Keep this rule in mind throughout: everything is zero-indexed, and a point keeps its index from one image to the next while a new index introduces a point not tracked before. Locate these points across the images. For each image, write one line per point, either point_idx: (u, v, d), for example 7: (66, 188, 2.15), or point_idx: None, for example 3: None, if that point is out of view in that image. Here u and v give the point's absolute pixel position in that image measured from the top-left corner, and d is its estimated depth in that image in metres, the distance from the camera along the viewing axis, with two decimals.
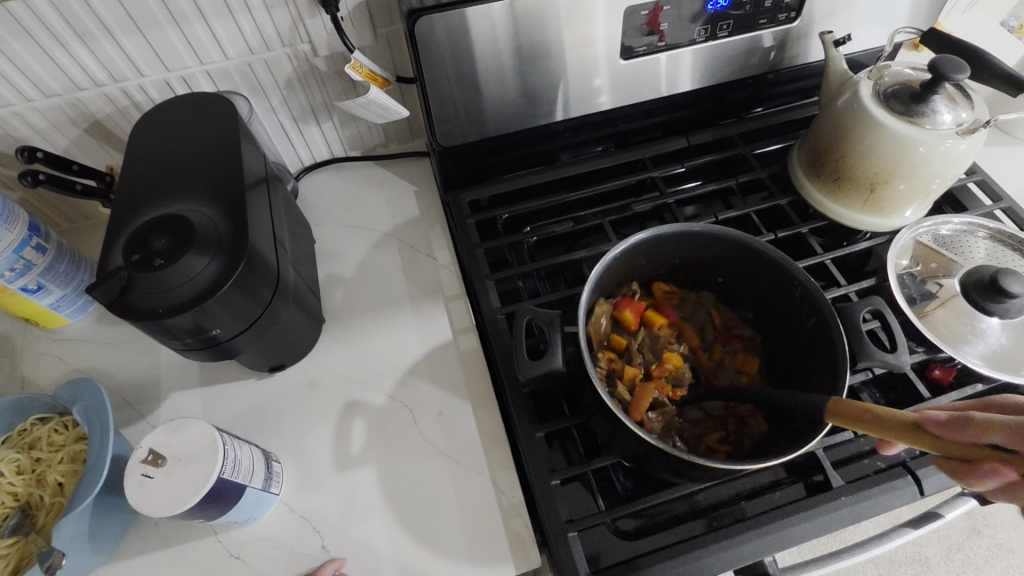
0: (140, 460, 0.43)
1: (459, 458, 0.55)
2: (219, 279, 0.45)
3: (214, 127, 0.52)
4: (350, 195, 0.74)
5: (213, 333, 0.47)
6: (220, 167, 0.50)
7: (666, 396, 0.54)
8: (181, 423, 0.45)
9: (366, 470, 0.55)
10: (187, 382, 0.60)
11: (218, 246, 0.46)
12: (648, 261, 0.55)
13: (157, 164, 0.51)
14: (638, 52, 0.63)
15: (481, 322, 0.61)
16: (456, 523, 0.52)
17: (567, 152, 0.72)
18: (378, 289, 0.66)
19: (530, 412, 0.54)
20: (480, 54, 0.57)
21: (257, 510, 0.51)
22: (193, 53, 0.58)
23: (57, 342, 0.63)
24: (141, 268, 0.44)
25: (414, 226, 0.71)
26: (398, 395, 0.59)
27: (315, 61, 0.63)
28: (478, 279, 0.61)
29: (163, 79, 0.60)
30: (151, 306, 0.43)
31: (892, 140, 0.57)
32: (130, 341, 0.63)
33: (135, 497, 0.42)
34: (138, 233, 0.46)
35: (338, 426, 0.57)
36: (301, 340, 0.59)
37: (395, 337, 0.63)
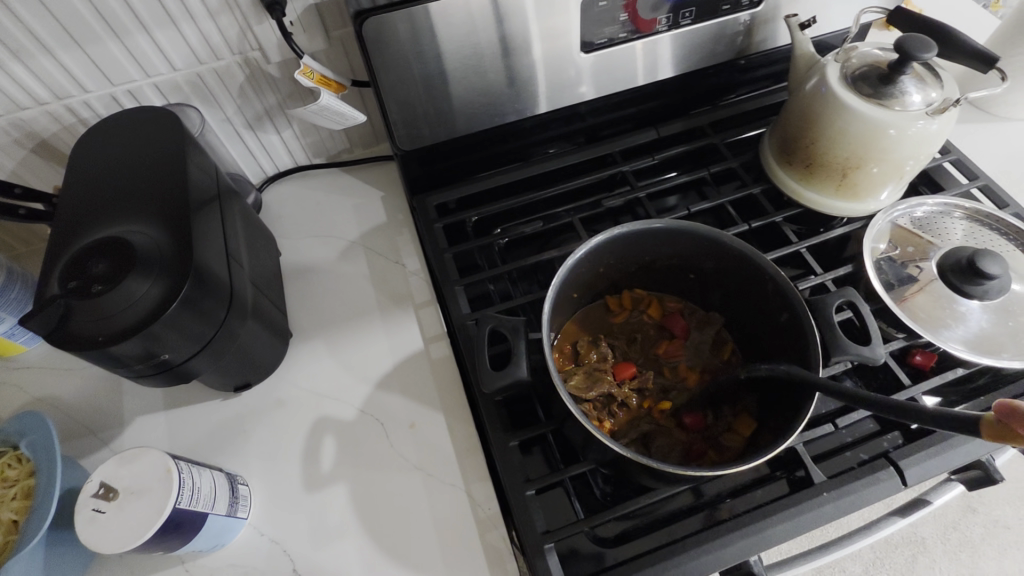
0: (91, 495, 0.42)
1: (434, 471, 0.53)
2: (164, 300, 0.43)
3: (157, 144, 0.50)
4: (315, 203, 0.72)
5: (164, 358, 0.45)
6: (164, 183, 0.48)
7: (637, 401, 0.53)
8: (134, 454, 0.44)
9: (336, 487, 0.53)
10: (151, 407, 0.58)
11: (162, 266, 0.44)
12: (617, 259, 0.53)
13: (97, 184, 0.49)
14: (599, 44, 0.61)
15: (451, 329, 0.59)
16: (431, 539, 0.50)
17: (536, 150, 0.71)
18: (346, 299, 0.65)
19: (504, 420, 0.52)
20: (437, 54, 0.55)
21: (224, 536, 0.49)
22: (137, 65, 0.56)
23: (14, 371, 0.61)
24: (79, 294, 0.42)
25: (382, 233, 0.69)
26: (368, 408, 0.57)
27: (267, 67, 0.61)
28: (446, 285, 0.59)
29: (109, 94, 0.58)
30: (91, 334, 0.41)
31: (861, 124, 0.55)
32: (90, 367, 0.61)
33: (86, 533, 0.41)
34: (77, 258, 0.44)
35: (308, 441, 0.56)
36: (266, 356, 0.58)
37: (363, 349, 0.61)
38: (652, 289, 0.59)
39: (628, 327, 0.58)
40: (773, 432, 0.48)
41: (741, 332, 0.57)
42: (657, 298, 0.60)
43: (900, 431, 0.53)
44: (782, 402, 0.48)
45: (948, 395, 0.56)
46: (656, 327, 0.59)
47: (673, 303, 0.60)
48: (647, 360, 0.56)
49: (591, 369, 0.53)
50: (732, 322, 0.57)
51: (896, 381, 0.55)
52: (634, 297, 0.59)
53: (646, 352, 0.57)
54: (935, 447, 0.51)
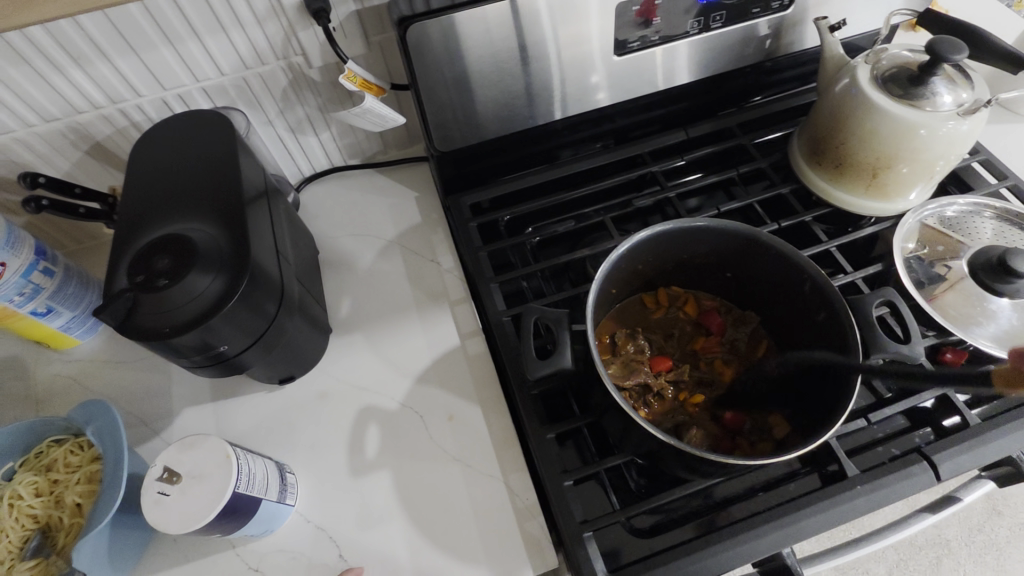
0: (156, 478, 0.44)
1: (474, 463, 0.55)
2: (224, 295, 0.45)
3: (212, 144, 0.53)
4: (352, 203, 0.74)
5: (221, 350, 0.47)
6: (219, 183, 0.50)
7: (673, 395, 0.55)
8: (193, 440, 0.46)
9: (379, 476, 0.55)
10: (199, 398, 0.60)
11: (221, 262, 0.46)
12: (655, 256, 0.55)
13: (156, 184, 0.51)
14: (631, 47, 0.62)
15: (487, 325, 0.61)
16: (471, 527, 0.52)
17: (566, 151, 0.72)
18: (383, 296, 0.67)
19: (541, 413, 0.54)
20: (473, 57, 0.57)
21: (273, 522, 0.51)
22: (188, 70, 0.59)
23: (68, 363, 0.63)
24: (146, 288, 0.44)
25: (417, 232, 0.71)
26: (409, 401, 0.59)
27: (308, 72, 0.63)
28: (482, 282, 0.61)
29: (161, 99, 0.60)
30: (156, 326, 0.44)
31: (892, 124, 0.56)
32: (140, 360, 0.63)
33: (153, 514, 0.43)
34: (142, 254, 0.46)
35: (351, 432, 0.57)
36: (309, 350, 0.60)
37: (402, 345, 0.63)
38: (689, 287, 0.61)
39: (663, 321, 0.60)
40: (807, 432, 0.49)
41: (778, 330, 0.58)
42: (692, 295, 0.61)
43: (931, 428, 0.54)
44: (819, 401, 0.49)
45: None
46: (692, 324, 0.60)
47: (709, 301, 0.61)
48: (684, 355, 0.58)
49: (628, 361, 0.56)
50: (769, 320, 0.58)
51: (926, 377, 0.56)
52: (670, 295, 0.61)
53: (681, 347, 0.58)
54: (968, 442, 0.52)
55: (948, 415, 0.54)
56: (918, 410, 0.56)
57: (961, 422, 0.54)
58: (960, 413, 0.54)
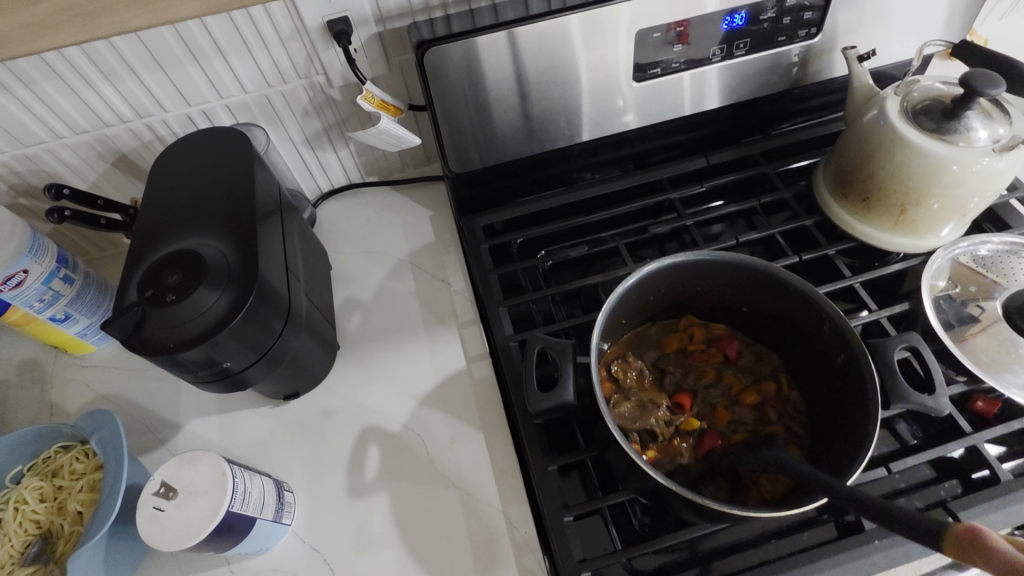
0: (153, 493, 0.44)
1: (473, 490, 0.54)
2: (230, 311, 0.45)
3: (230, 161, 0.53)
4: (367, 220, 0.75)
5: (225, 366, 0.47)
6: (234, 200, 0.51)
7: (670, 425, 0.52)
8: (192, 456, 0.46)
9: (378, 498, 0.54)
10: (206, 409, 0.60)
11: (229, 279, 0.46)
12: (668, 289, 0.53)
13: (175, 198, 0.52)
14: (651, 74, 0.61)
15: (495, 350, 0.60)
16: (466, 558, 0.51)
17: (583, 174, 0.71)
18: (393, 315, 0.66)
19: (544, 444, 0.52)
20: (490, 81, 0.57)
21: (268, 541, 0.51)
22: (212, 87, 0.60)
23: (83, 368, 0.65)
24: (155, 303, 0.45)
25: (429, 251, 0.71)
26: (412, 423, 0.58)
27: (330, 91, 0.64)
28: (491, 306, 0.60)
29: (185, 114, 0.62)
30: (162, 341, 0.44)
31: (922, 159, 0.54)
32: (153, 368, 0.64)
33: (147, 530, 0.43)
34: (154, 268, 0.47)
35: (352, 452, 0.57)
36: (316, 366, 0.60)
37: (407, 366, 0.62)
38: (704, 314, 0.58)
39: (675, 349, 0.57)
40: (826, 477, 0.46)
41: (794, 368, 0.55)
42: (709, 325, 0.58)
43: (959, 480, 0.51)
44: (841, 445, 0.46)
45: (1015, 445, 0.53)
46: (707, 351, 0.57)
47: (725, 331, 0.59)
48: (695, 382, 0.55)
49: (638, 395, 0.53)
50: (788, 358, 0.56)
51: (954, 427, 0.52)
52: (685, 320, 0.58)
53: (686, 375, 0.56)
54: (1000, 499, 0.48)
55: (978, 468, 0.51)
56: (945, 460, 0.53)
57: (991, 475, 0.50)
58: (990, 467, 0.50)
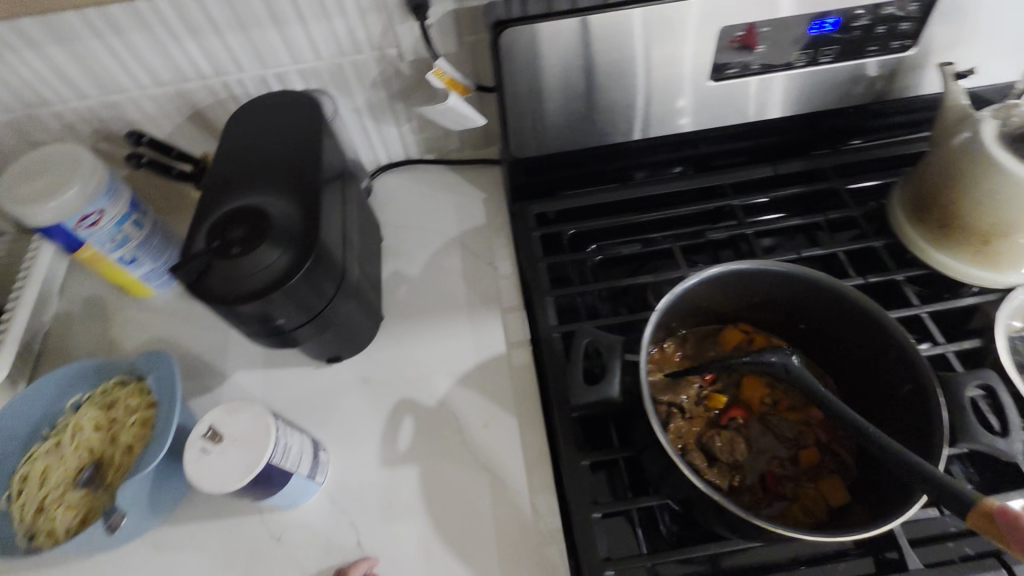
0: (200, 435, 0.46)
1: (502, 475, 0.54)
2: (290, 269, 0.46)
3: (299, 126, 0.55)
4: (421, 197, 0.75)
5: (278, 323, 0.49)
6: (301, 163, 0.52)
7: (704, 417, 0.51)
8: (239, 405, 0.48)
9: (408, 469, 0.55)
10: (251, 363, 0.62)
11: (290, 239, 0.47)
12: (724, 296, 0.52)
13: (244, 157, 0.54)
14: (728, 73, 0.60)
15: (536, 338, 0.59)
16: (490, 540, 0.51)
17: (642, 172, 0.70)
18: (438, 292, 0.67)
19: (578, 438, 0.52)
20: (563, 67, 0.56)
21: (300, 497, 0.52)
22: (289, 51, 0.61)
23: (142, 311, 0.68)
24: (219, 255, 0.46)
25: (480, 234, 0.71)
26: (447, 401, 0.59)
27: (400, 64, 0.65)
28: (537, 295, 0.60)
29: (260, 75, 0.63)
30: (223, 292, 0.46)
31: (1017, 191, 0.50)
32: (205, 318, 0.66)
33: (193, 470, 0.44)
34: (220, 222, 0.48)
35: (387, 422, 0.58)
36: (359, 334, 0.61)
37: (447, 345, 0.63)
38: (759, 326, 0.56)
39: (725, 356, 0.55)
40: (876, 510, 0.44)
41: (848, 393, 0.53)
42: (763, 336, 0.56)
43: None
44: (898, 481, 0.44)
45: None
46: None
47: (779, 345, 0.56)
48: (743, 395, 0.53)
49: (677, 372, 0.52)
50: (842, 382, 0.53)
51: (1017, 475, 0.49)
52: (738, 328, 0.56)
53: (731, 389, 0.52)
54: None
55: None
56: None
57: None
58: None
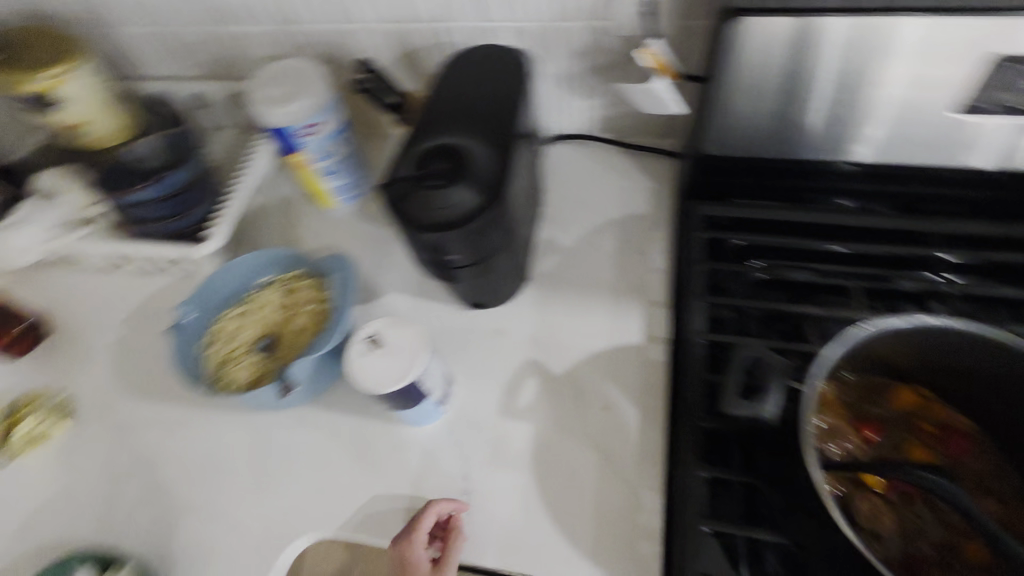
0: (365, 338, 0.51)
1: (613, 461, 0.54)
2: (478, 210, 0.50)
3: (504, 79, 0.57)
4: (587, 173, 0.76)
5: (450, 257, 0.53)
6: (501, 113, 0.54)
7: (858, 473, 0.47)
8: (400, 321, 0.52)
9: (523, 425, 0.57)
10: (403, 290, 0.68)
11: (483, 183, 0.50)
12: (915, 352, 0.48)
13: (449, 96, 0.56)
14: (978, 109, 0.53)
15: (677, 338, 0.58)
16: (588, 516, 0.52)
17: (832, 199, 0.65)
18: (584, 270, 0.68)
19: (699, 448, 0.50)
20: (787, 72, 0.53)
21: (425, 418, 0.56)
22: (509, 8, 0.64)
23: (323, 220, 0.76)
24: (419, 183, 0.49)
25: (638, 223, 0.70)
26: (572, 375, 0.60)
27: (608, 39, 0.65)
28: (690, 296, 0.59)
29: (476, 27, 0.67)
30: (416, 217, 0.50)
31: None
32: (372, 239, 0.73)
33: (354, 365, 0.50)
34: (424, 153, 0.51)
35: (511, 377, 0.60)
36: (503, 288, 0.63)
37: (583, 321, 0.63)
38: (940, 395, 0.50)
39: (894, 415, 0.50)
40: None
41: None
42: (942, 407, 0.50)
43: None
44: None
45: None
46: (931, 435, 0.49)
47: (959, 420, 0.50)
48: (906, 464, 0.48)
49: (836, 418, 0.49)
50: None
51: None
52: (915, 391, 0.51)
53: (893, 450, 0.48)
54: None
55: None
56: None
57: None
58: None
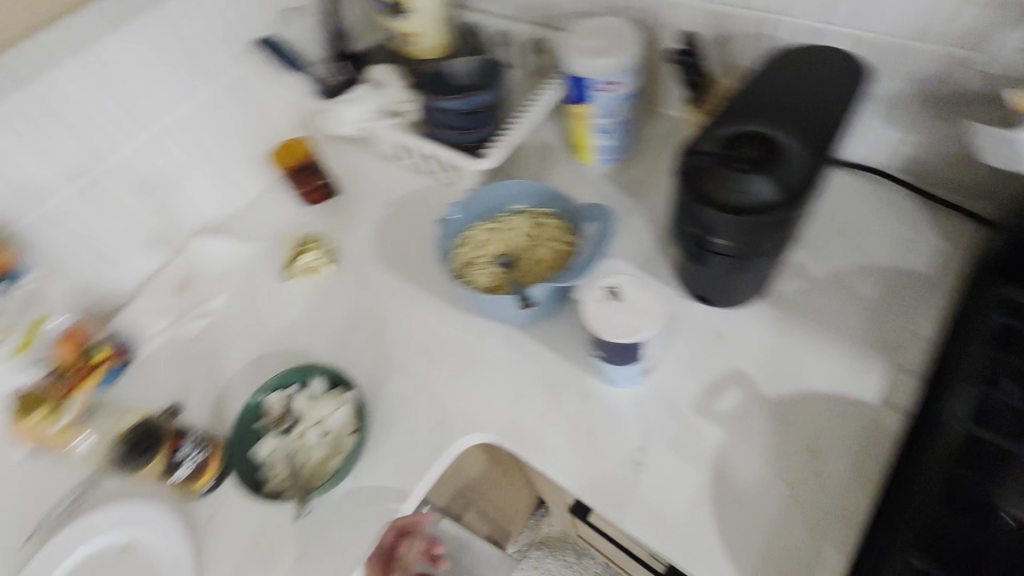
0: (607, 286, 0.55)
1: (801, 500, 0.52)
2: (772, 206, 0.48)
3: (839, 83, 0.53)
4: (864, 210, 0.68)
5: (716, 241, 0.53)
6: (826, 116, 0.51)
7: None
8: (643, 283, 0.55)
9: (717, 428, 0.57)
10: (634, 258, 0.71)
11: (787, 180, 0.49)
12: None
13: (774, 83, 0.54)
14: None
15: (931, 422, 0.50)
16: (761, 539, 0.51)
17: None
18: (829, 306, 0.63)
19: (917, 538, 0.44)
20: None
21: (625, 379, 0.59)
22: (858, 15, 0.60)
23: (577, 173, 0.81)
24: (725, 162, 0.49)
25: (911, 280, 0.63)
26: (782, 402, 0.57)
27: (962, 73, 0.58)
28: (961, 379, 0.49)
29: (808, 27, 0.63)
30: (707, 193, 0.50)
31: None
32: (618, 204, 0.77)
33: (591, 306, 0.54)
34: (736, 134, 0.51)
35: (718, 379, 0.60)
36: (739, 293, 0.61)
37: (810, 356, 0.60)
38: None
39: None
40: None
41: None
42: None
43: None
44: None
45: None
46: None
47: None
48: None
49: None
50: None
51: None
52: None
53: None
54: None
55: None
56: None
57: None
58: None
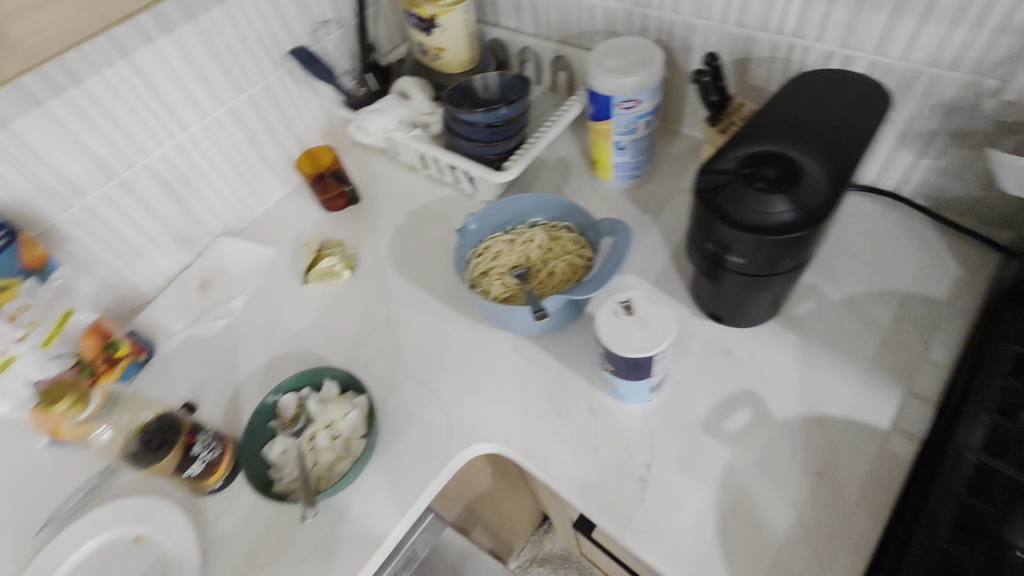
0: (619, 301, 0.55)
1: (808, 526, 0.51)
2: (789, 226, 0.48)
3: (864, 109, 0.54)
4: (882, 234, 0.69)
5: (732, 258, 0.53)
6: (849, 141, 0.51)
7: None
8: (656, 299, 0.55)
9: (726, 448, 0.56)
10: (646, 275, 0.71)
11: (806, 202, 0.49)
12: None
13: (797, 109, 0.55)
14: None
15: (944, 448, 0.48)
16: (764, 564, 0.50)
17: None
18: (843, 330, 0.62)
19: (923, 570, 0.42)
20: None
21: (634, 396, 0.59)
22: (879, 42, 0.60)
23: (593, 189, 0.82)
24: (743, 180, 0.50)
25: (927, 306, 0.62)
26: (793, 425, 0.57)
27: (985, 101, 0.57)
28: (975, 408, 0.48)
29: (829, 52, 0.63)
30: (723, 208, 0.50)
31: None
32: (632, 221, 0.77)
33: (603, 319, 0.54)
34: (756, 154, 0.52)
35: (729, 399, 0.59)
36: (755, 312, 0.61)
37: (823, 379, 0.59)
38: None
39: None
40: None
41: None
42: None
43: None
44: None
45: None
46: None
47: None
48: None
49: None
50: None
51: None
52: None
53: None
54: None
55: None
56: None
57: None
58: None
